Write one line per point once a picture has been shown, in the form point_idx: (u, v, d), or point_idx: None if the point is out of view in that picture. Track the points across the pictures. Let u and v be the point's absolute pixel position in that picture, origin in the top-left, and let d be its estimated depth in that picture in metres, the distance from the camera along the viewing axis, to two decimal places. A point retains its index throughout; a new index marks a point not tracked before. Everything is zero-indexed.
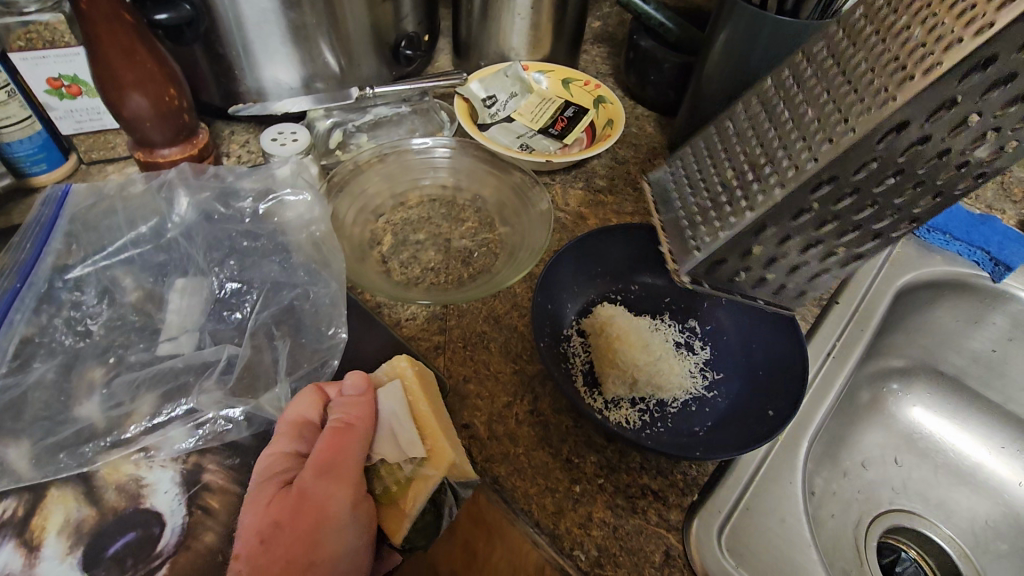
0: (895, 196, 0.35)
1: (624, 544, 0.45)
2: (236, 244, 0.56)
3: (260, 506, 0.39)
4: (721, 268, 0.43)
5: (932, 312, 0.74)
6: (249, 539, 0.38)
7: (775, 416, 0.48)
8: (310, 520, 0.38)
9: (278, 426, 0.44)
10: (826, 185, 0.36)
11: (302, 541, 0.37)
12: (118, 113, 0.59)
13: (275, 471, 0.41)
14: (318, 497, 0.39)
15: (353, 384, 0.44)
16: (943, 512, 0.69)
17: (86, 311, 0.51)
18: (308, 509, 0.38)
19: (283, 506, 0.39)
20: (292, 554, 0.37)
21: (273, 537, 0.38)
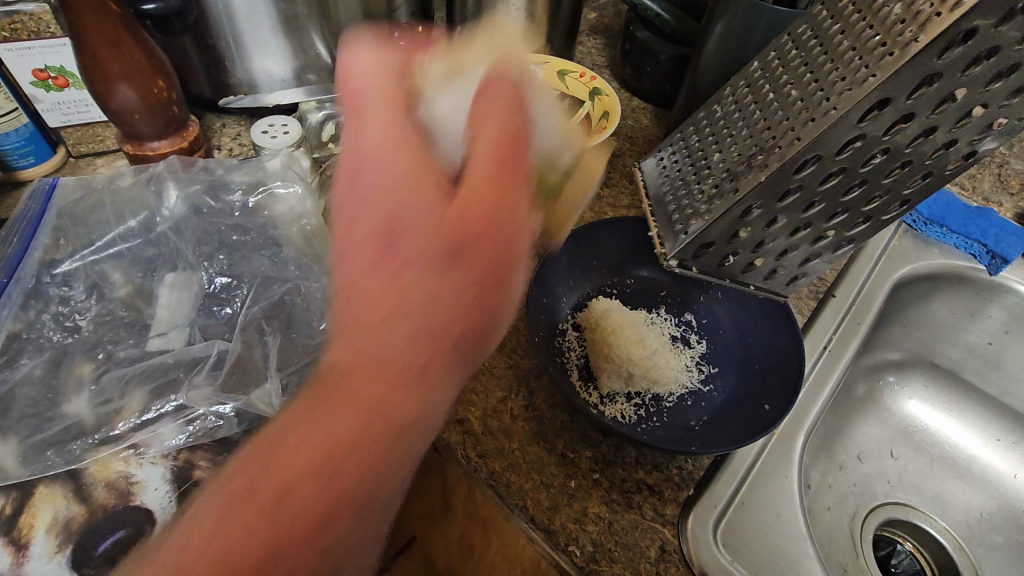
0: (884, 175, 0.34)
1: (619, 539, 0.45)
2: (225, 238, 0.55)
3: (390, 228, 0.29)
4: (709, 251, 0.41)
5: (929, 305, 0.74)
6: (381, 278, 0.29)
7: (771, 410, 0.48)
8: (473, 254, 0.30)
9: (376, 122, 0.31)
10: (810, 165, 0.36)
11: (463, 280, 0.29)
12: (106, 105, 0.58)
13: (404, 193, 0.30)
14: (482, 230, 0.30)
15: (498, 77, 0.33)
16: (938, 505, 0.69)
17: (74, 307, 0.50)
18: (471, 239, 0.30)
19: (432, 234, 0.29)
20: (477, 281, 0.30)
21: (421, 274, 0.29)
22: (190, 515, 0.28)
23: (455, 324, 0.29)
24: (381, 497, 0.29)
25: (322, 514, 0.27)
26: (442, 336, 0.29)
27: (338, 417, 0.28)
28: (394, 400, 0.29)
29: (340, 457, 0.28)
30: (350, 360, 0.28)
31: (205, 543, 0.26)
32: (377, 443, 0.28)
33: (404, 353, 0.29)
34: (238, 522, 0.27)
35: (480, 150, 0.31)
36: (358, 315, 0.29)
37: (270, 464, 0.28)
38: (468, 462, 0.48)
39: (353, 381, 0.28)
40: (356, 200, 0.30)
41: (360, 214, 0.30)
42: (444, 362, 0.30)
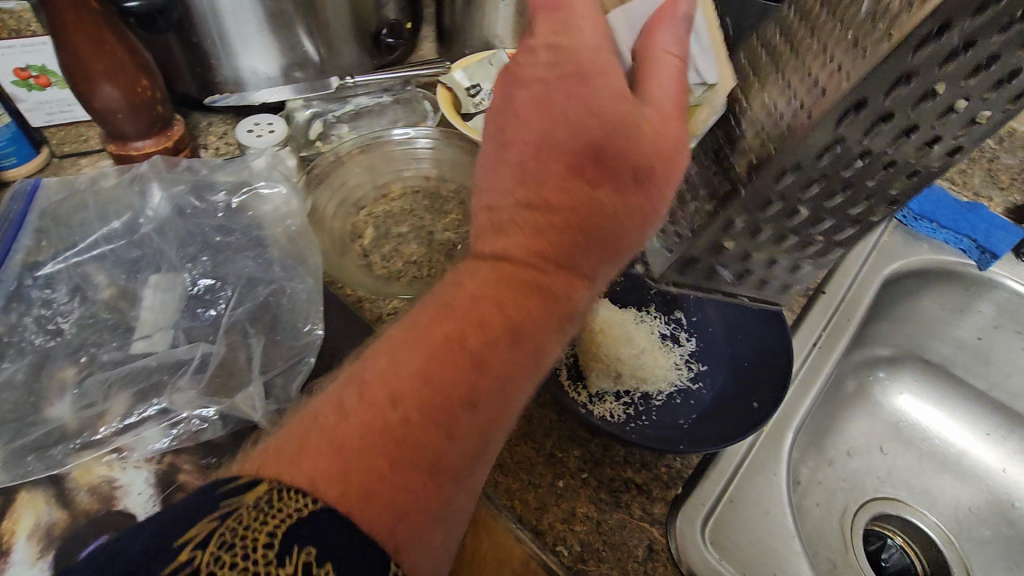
0: (867, 177, 0.34)
1: (608, 539, 0.45)
2: (209, 239, 0.55)
3: (561, 132, 0.31)
4: (690, 262, 0.41)
5: (919, 300, 0.74)
6: (553, 175, 0.31)
7: (760, 408, 0.48)
8: (642, 162, 0.31)
9: (580, 26, 0.32)
10: (791, 174, 0.34)
11: (629, 181, 0.31)
12: (89, 104, 0.57)
13: (592, 106, 0.31)
14: (651, 142, 0.31)
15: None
16: (927, 499, 0.70)
17: (57, 309, 0.49)
18: (643, 148, 0.31)
19: (603, 138, 0.31)
20: (637, 202, 0.32)
21: (595, 173, 0.31)
22: (354, 387, 0.30)
23: (617, 219, 0.32)
24: (530, 381, 0.33)
25: (488, 392, 0.31)
26: (603, 232, 0.32)
27: (502, 297, 0.31)
28: (551, 286, 0.31)
29: (505, 337, 0.31)
30: (517, 250, 0.31)
31: (381, 412, 0.29)
32: (536, 328, 0.32)
33: (565, 240, 0.31)
34: (415, 390, 0.29)
35: (657, 70, 0.31)
36: (530, 207, 0.31)
37: (441, 339, 0.30)
38: None
39: (517, 270, 0.31)
40: (528, 108, 0.32)
41: (531, 120, 0.32)
42: (600, 256, 0.32)
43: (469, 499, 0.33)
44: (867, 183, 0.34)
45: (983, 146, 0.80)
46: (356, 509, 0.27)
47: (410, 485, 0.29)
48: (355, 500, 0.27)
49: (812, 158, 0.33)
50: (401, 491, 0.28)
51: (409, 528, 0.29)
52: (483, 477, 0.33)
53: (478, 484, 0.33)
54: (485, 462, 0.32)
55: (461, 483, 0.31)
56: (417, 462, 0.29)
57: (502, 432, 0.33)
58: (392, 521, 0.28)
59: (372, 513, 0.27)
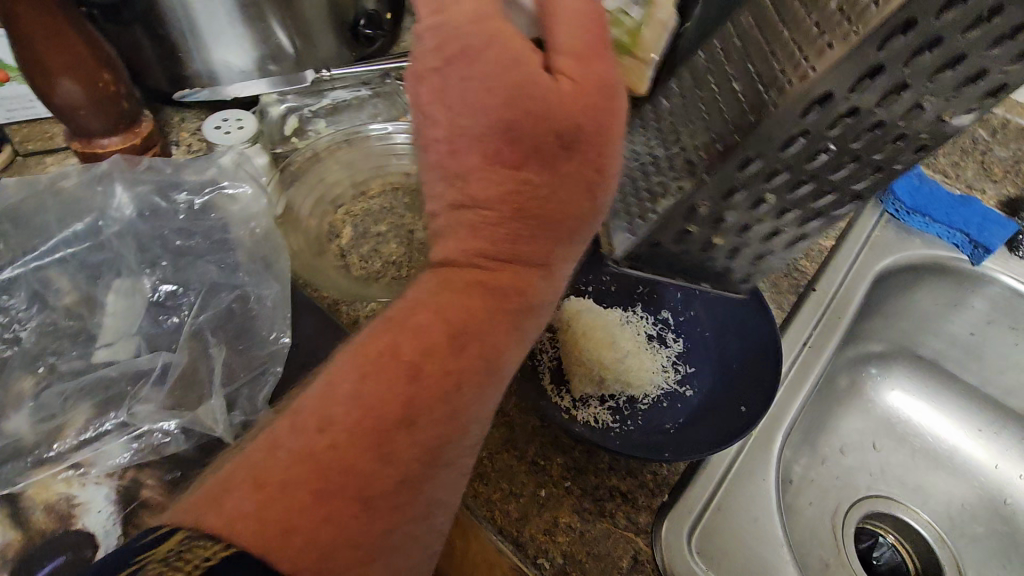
0: (833, 169, 0.34)
1: (590, 550, 0.43)
2: (170, 243, 0.52)
3: (479, 121, 0.28)
4: (658, 249, 0.43)
5: (912, 295, 0.72)
6: (478, 170, 0.30)
7: (748, 413, 0.47)
8: (563, 126, 0.28)
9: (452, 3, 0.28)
10: (754, 161, 0.34)
11: (560, 156, 0.29)
12: (49, 101, 0.55)
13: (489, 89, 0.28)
14: (574, 102, 0.28)
15: None
16: (920, 497, 0.69)
17: (15, 317, 0.47)
18: (562, 107, 0.28)
19: (518, 108, 0.28)
20: (573, 169, 0.29)
21: (517, 155, 0.29)
22: (290, 420, 0.29)
23: (554, 200, 0.30)
24: (477, 381, 0.31)
25: (424, 396, 0.29)
26: (539, 214, 0.30)
27: (440, 304, 0.31)
28: (494, 282, 0.31)
29: (441, 341, 0.30)
30: (458, 253, 0.32)
31: (311, 438, 0.28)
32: (478, 324, 0.31)
33: (507, 233, 0.31)
34: (345, 410, 0.28)
35: (562, 26, 0.28)
36: (463, 207, 0.31)
37: (374, 356, 0.29)
38: None
39: (462, 273, 0.31)
40: (444, 105, 0.29)
41: (445, 116, 0.29)
42: (545, 239, 0.32)
43: (428, 521, 0.30)
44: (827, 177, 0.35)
45: (976, 137, 0.78)
46: (277, 546, 0.25)
47: (346, 510, 0.27)
48: (279, 535, 0.25)
49: (777, 147, 0.33)
50: (329, 519, 0.27)
51: (349, 562, 0.27)
52: (443, 496, 0.31)
53: (436, 503, 0.30)
54: (439, 479, 0.30)
55: (407, 507, 0.29)
56: (345, 489, 0.27)
57: (456, 441, 0.30)
58: (322, 558, 0.26)
59: (298, 546, 0.26)
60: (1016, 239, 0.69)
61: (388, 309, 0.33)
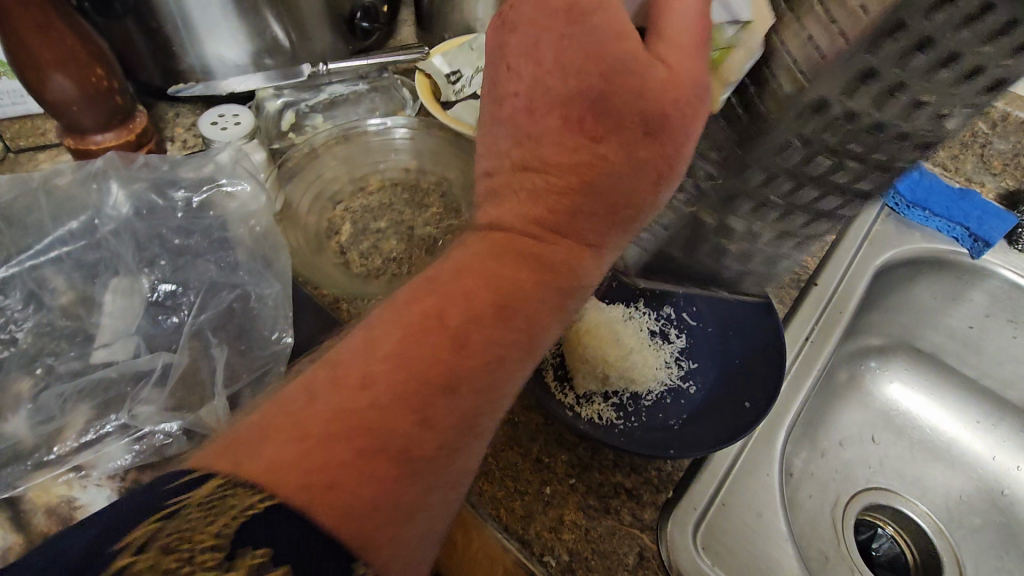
0: (839, 167, 0.35)
1: (596, 547, 0.43)
2: (167, 242, 0.52)
3: (568, 87, 0.29)
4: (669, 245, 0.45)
5: (912, 289, 0.73)
6: (550, 134, 0.30)
7: (752, 408, 0.47)
8: (650, 113, 0.28)
9: None
10: (789, 151, 0.35)
11: (637, 139, 0.29)
12: (40, 96, 0.54)
13: (570, 56, 0.28)
14: (655, 88, 0.28)
15: None
16: (918, 489, 0.69)
17: (10, 317, 0.47)
18: (647, 95, 0.28)
19: (603, 87, 0.28)
20: (645, 149, 0.29)
21: (593, 130, 0.29)
22: (327, 371, 0.29)
23: (620, 182, 0.30)
24: (519, 357, 0.31)
25: (469, 366, 0.29)
26: (602, 190, 0.31)
27: (489, 269, 0.31)
28: (544, 256, 0.31)
29: (489, 311, 0.30)
30: (510, 218, 0.32)
31: (353, 394, 0.27)
32: (523, 299, 0.31)
33: (565, 206, 0.31)
34: (388, 368, 0.28)
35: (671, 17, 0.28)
36: (524, 172, 0.31)
37: (418, 316, 0.30)
38: None
39: (512, 240, 0.32)
40: (523, 58, 0.30)
41: (531, 72, 0.30)
42: (603, 218, 0.31)
43: (456, 490, 0.30)
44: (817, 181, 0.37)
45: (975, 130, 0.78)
46: (319, 502, 0.24)
47: (382, 467, 0.27)
48: (320, 488, 0.25)
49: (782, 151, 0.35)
50: (372, 483, 0.26)
51: (381, 526, 0.26)
52: (471, 469, 0.31)
53: (467, 472, 0.30)
54: (470, 449, 0.30)
55: (441, 473, 0.29)
56: (389, 450, 0.27)
57: (490, 412, 0.31)
58: (359, 518, 0.25)
59: (335, 509, 0.25)
60: (1015, 233, 0.70)
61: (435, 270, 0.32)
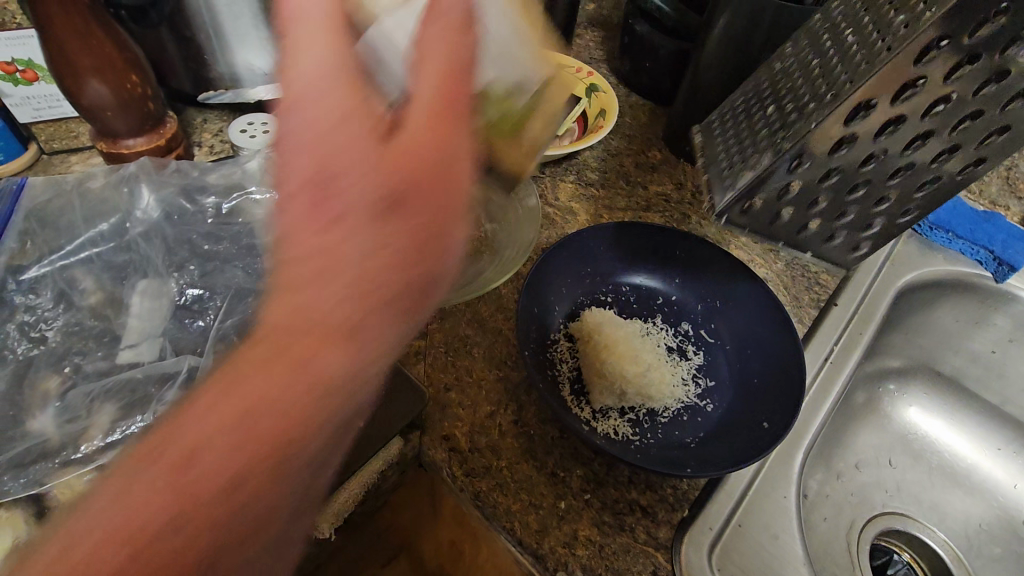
0: (848, 199, 0.57)
1: (611, 564, 0.43)
2: (196, 248, 0.53)
3: (297, 179, 0.21)
4: (743, 214, 0.65)
5: (933, 311, 0.72)
6: (288, 239, 0.21)
7: (770, 428, 0.46)
8: (399, 192, 0.22)
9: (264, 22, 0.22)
10: (831, 175, 0.55)
11: (399, 222, 0.23)
12: (76, 102, 0.55)
13: (299, 136, 0.21)
14: (415, 162, 0.23)
15: None
16: (937, 515, 0.68)
17: (41, 315, 0.48)
18: (403, 167, 0.23)
19: (343, 172, 0.22)
20: (411, 230, 0.23)
21: (348, 218, 0.22)
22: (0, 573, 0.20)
23: (389, 268, 0.22)
24: (283, 493, 0.22)
25: (207, 519, 0.21)
26: (382, 285, 0.22)
27: (232, 398, 0.21)
28: (314, 373, 0.22)
29: (229, 453, 0.21)
30: (256, 339, 0.22)
31: None
32: (284, 431, 0.22)
33: (336, 312, 0.22)
34: (71, 552, 0.19)
35: (415, 65, 0.24)
36: (272, 286, 0.22)
37: (132, 466, 0.21)
38: (454, 481, 0.46)
39: (255, 358, 0.21)
40: (252, 149, 0.22)
41: (256, 172, 0.22)
42: (387, 315, 0.23)
43: None
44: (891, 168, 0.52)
45: None
46: None
47: None
48: None
49: (829, 149, 0.52)
50: None
51: None
52: None
53: None
54: None
55: None
56: None
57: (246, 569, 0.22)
58: None
59: None
60: None
61: (200, 392, 0.22)
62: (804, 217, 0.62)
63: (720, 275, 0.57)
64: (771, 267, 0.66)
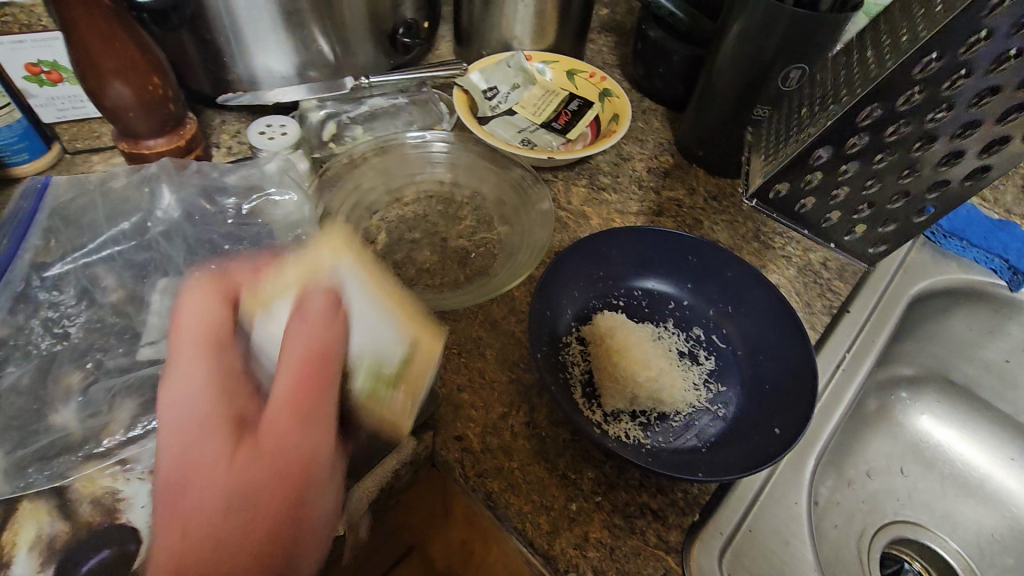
0: (894, 185, 0.55)
1: (621, 567, 0.43)
2: (218, 247, 0.54)
3: (191, 471, 0.29)
4: (772, 193, 0.62)
5: (946, 320, 0.72)
6: (166, 527, 0.28)
7: (781, 434, 0.47)
8: (259, 485, 0.29)
9: (178, 374, 0.31)
10: (854, 165, 0.55)
11: (257, 505, 0.29)
12: (99, 102, 0.56)
13: (193, 445, 0.29)
14: (281, 455, 0.29)
15: (324, 297, 0.32)
16: (948, 525, 0.68)
17: (64, 312, 0.49)
18: (267, 462, 0.29)
19: (230, 465, 0.29)
20: (270, 517, 0.29)
21: (222, 508, 0.28)
22: None
23: (238, 557, 0.27)
24: None
25: None
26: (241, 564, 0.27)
27: None
28: None
29: None
30: None
31: None
32: None
33: None
34: None
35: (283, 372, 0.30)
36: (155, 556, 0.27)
37: None
38: (467, 481, 0.47)
39: None
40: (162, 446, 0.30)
41: (163, 472, 0.29)
42: None
43: None
44: (932, 142, 0.50)
45: None
46: None
47: None
48: None
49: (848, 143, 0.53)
50: None
51: None
52: None
53: None
54: None
55: None
56: None
57: None
58: None
59: None
60: None
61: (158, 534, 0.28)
62: (828, 200, 0.60)
63: (733, 281, 0.57)
64: (783, 273, 0.66)
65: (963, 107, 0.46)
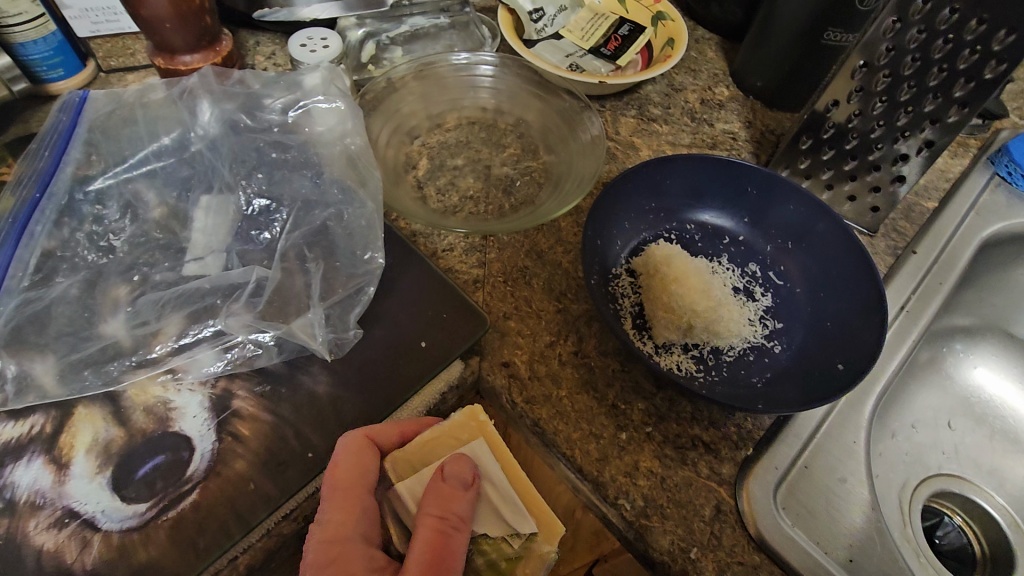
0: (912, 126, 0.50)
1: (672, 496, 0.43)
2: (263, 156, 0.53)
3: None
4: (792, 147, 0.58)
5: (1012, 269, 0.68)
6: None
7: (846, 370, 0.45)
8: None
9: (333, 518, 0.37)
10: (880, 106, 0.50)
11: None
12: (135, 12, 0.53)
13: None
14: None
15: (459, 473, 0.37)
16: (995, 480, 0.65)
17: (109, 226, 0.48)
18: None
19: None
20: None
21: None
22: None
23: None
24: None
25: None
26: None
27: None
28: None
29: None
30: None
31: None
32: None
33: None
34: None
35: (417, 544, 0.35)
36: None
37: None
38: (514, 408, 0.45)
39: None
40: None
41: None
42: None
43: None
44: (909, 70, 0.48)
45: None
46: None
47: None
48: None
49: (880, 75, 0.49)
50: None
51: None
52: None
53: None
54: None
55: None
56: None
57: None
58: None
59: None
60: None
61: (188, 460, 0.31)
62: (832, 165, 0.57)
63: (797, 214, 0.53)
64: None
65: (905, 40, 0.46)
